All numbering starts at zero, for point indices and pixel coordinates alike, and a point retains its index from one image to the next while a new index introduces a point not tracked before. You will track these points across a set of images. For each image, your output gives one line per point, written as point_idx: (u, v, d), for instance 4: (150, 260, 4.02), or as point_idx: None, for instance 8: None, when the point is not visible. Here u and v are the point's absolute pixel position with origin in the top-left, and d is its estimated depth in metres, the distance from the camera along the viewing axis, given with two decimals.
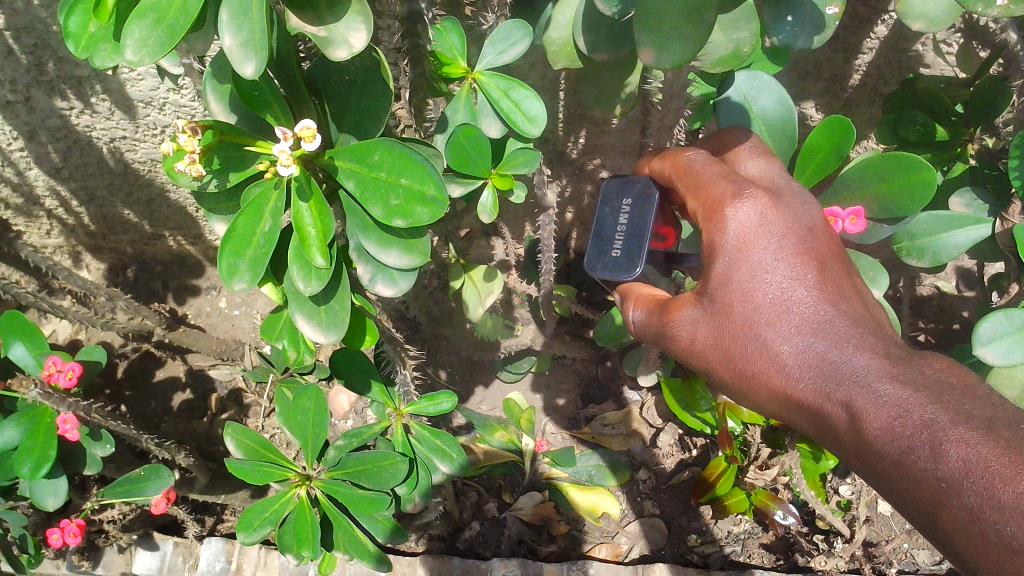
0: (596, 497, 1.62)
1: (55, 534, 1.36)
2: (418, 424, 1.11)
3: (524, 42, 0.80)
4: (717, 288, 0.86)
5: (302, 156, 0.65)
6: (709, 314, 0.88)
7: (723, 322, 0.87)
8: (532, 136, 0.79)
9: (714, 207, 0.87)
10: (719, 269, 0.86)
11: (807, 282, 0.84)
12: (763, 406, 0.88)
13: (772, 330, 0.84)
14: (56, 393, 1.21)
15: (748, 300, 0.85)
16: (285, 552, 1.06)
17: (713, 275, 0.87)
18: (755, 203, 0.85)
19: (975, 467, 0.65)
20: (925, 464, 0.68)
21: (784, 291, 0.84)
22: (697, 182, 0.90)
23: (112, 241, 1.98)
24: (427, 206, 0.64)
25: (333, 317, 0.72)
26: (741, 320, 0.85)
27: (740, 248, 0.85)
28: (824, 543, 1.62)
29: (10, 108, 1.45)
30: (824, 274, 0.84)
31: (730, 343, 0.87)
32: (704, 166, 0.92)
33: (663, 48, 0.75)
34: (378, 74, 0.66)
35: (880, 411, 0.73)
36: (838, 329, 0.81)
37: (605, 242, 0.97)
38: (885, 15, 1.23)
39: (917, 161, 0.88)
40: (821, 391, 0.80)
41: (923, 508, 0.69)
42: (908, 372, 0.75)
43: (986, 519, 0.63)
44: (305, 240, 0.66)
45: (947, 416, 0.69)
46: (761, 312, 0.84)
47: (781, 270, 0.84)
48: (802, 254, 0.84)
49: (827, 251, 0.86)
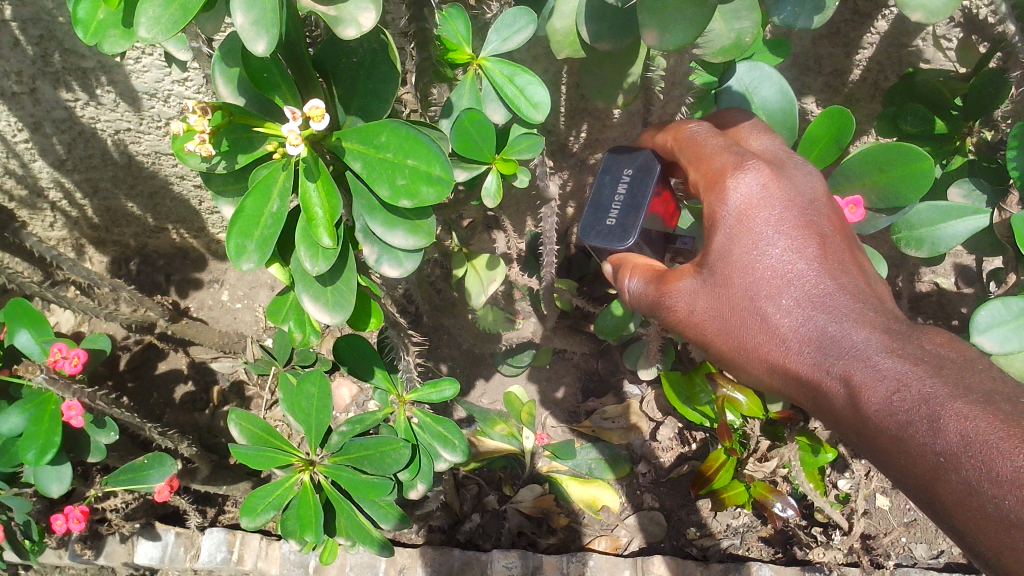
0: (595, 490, 1.64)
1: (59, 520, 1.38)
2: (420, 411, 1.11)
3: (528, 29, 0.81)
4: (718, 260, 0.88)
5: (310, 137, 0.66)
6: (710, 286, 0.89)
7: (723, 294, 0.88)
8: (535, 121, 0.81)
9: (716, 179, 0.88)
10: (719, 241, 0.88)
11: (808, 255, 0.85)
12: (762, 379, 0.89)
13: (772, 303, 0.86)
14: (61, 380, 1.22)
15: (748, 273, 0.86)
16: (288, 537, 1.08)
17: (714, 247, 0.88)
18: (757, 174, 0.86)
19: (973, 441, 0.67)
20: (923, 437, 0.70)
21: (785, 264, 0.85)
22: (699, 155, 0.91)
23: (115, 234, 1.99)
24: (433, 186, 0.65)
25: (339, 297, 0.73)
26: (742, 292, 0.87)
27: (740, 220, 0.86)
28: (822, 536, 1.63)
29: (15, 99, 1.46)
30: (826, 248, 0.85)
31: (729, 315, 0.89)
32: (707, 139, 0.93)
33: (667, 31, 0.76)
34: (384, 55, 0.67)
35: (879, 385, 0.75)
36: (838, 302, 0.83)
37: (601, 209, 0.99)
38: (886, 10, 1.24)
39: (915, 151, 0.89)
40: (820, 365, 0.82)
41: (922, 482, 0.71)
42: (907, 346, 0.77)
43: (983, 492, 0.65)
44: (312, 221, 0.67)
45: (946, 390, 0.71)
46: (761, 285, 0.86)
47: (782, 243, 0.86)
48: (803, 227, 0.86)
49: (828, 225, 0.87)
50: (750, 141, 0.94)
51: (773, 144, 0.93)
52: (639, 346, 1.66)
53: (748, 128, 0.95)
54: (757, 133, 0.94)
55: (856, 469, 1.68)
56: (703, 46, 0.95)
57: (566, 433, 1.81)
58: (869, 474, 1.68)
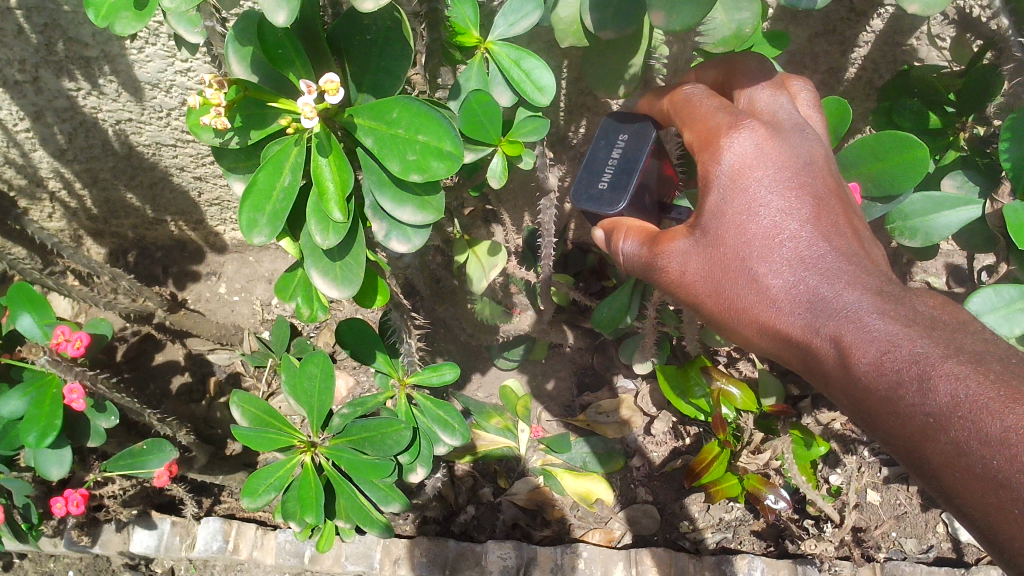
0: (589, 483, 1.63)
1: (58, 504, 1.38)
2: (421, 394, 1.13)
3: (534, 14, 0.82)
4: (711, 220, 0.91)
5: (323, 112, 0.69)
6: (701, 247, 0.92)
7: (715, 255, 0.91)
8: (541, 105, 0.83)
9: (710, 138, 0.92)
10: (713, 202, 0.90)
11: (801, 217, 0.88)
12: (752, 340, 0.92)
13: (764, 264, 0.88)
14: (63, 362, 1.23)
15: (740, 234, 0.89)
16: (290, 519, 1.10)
17: (708, 208, 0.91)
18: (751, 134, 0.90)
19: (963, 400, 0.70)
20: (912, 399, 0.73)
21: (777, 225, 0.88)
22: (694, 116, 0.95)
23: (114, 225, 2.00)
24: (444, 161, 0.67)
25: (348, 273, 0.75)
26: (733, 253, 0.89)
27: (734, 180, 0.89)
28: (814, 529, 1.63)
29: (18, 88, 1.47)
30: (819, 210, 0.88)
31: (719, 275, 0.91)
32: (703, 101, 0.96)
33: (673, 12, 0.78)
34: (397, 32, 0.69)
35: (870, 346, 0.78)
36: (829, 263, 0.85)
37: (595, 173, 1.03)
38: (882, 9, 1.26)
39: (910, 138, 0.92)
40: (810, 326, 0.84)
41: (910, 442, 0.74)
42: (898, 308, 0.80)
43: (972, 453, 0.68)
44: (324, 194, 0.69)
45: (936, 351, 0.74)
46: (752, 245, 0.88)
47: (774, 204, 0.89)
48: (797, 190, 0.89)
49: (823, 188, 0.90)
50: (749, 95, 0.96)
51: (775, 101, 0.95)
52: (634, 340, 1.68)
53: (755, 80, 0.97)
54: (762, 88, 0.96)
55: (848, 463, 1.70)
56: (704, 34, 0.97)
57: (561, 427, 1.82)
58: (861, 469, 1.70)
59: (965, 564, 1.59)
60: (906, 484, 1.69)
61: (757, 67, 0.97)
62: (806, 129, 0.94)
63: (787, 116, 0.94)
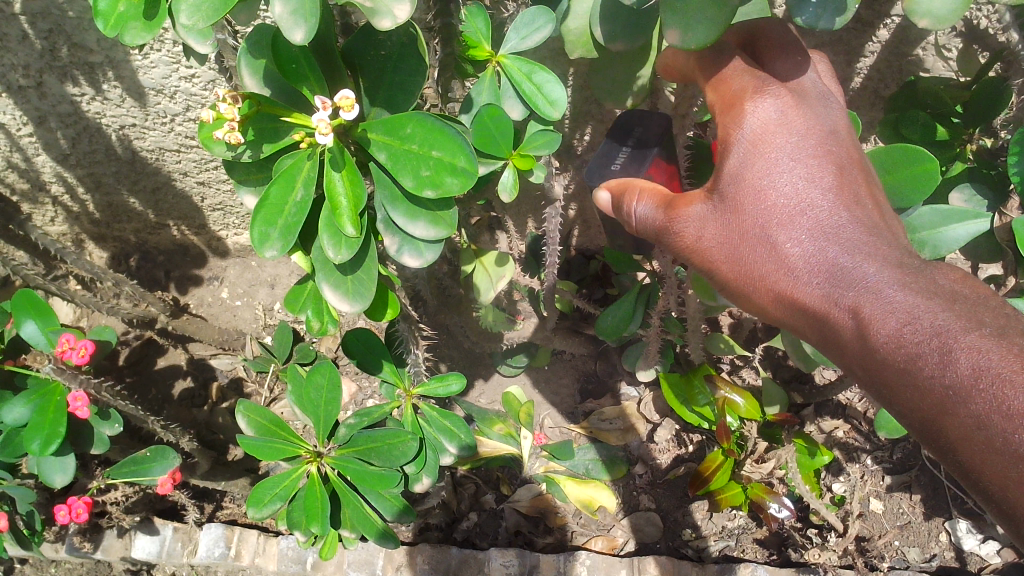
0: (592, 490, 1.63)
1: (61, 511, 1.38)
2: (427, 404, 1.14)
3: (546, 28, 0.82)
4: (730, 185, 0.92)
5: (337, 127, 0.68)
6: (720, 212, 0.93)
7: (734, 220, 0.92)
8: (553, 118, 0.83)
9: (734, 101, 0.92)
10: (733, 167, 0.91)
11: (822, 186, 0.89)
12: (768, 309, 0.93)
13: (783, 231, 0.90)
14: (68, 370, 1.22)
15: (760, 200, 0.90)
16: (294, 528, 1.09)
17: (728, 173, 0.92)
18: (776, 100, 0.91)
19: (983, 372, 0.69)
20: (931, 371, 0.73)
21: (798, 193, 0.90)
22: (718, 78, 0.94)
23: (116, 229, 2.00)
24: (457, 177, 0.66)
25: (359, 287, 0.75)
26: (753, 219, 0.91)
27: (755, 146, 0.91)
28: (817, 537, 1.64)
29: (22, 93, 1.46)
30: (840, 182, 0.90)
31: (737, 242, 0.92)
32: (730, 60, 0.94)
33: (688, 29, 0.78)
34: (413, 48, 0.69)
35: (889, 316, 0.78)
36: (848, 232, 0.87)
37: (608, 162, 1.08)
38: (888, 19, 1.26)
39: (922, 152, 0.91)
40: (829, 296, 0.85)
41: (926, 415, 0.73)
42: (918, 280, 0.80)
43: (993, 426, 0.67)
44: (337, 209, 0.68)
45: (958, 324, 0.73)
46: (773, 212, 0.90)
47: (795, 173, 0.90)
48: (819, 160, 0.90)
49: (844, 161, 0.92)
50: (777, 64, 0.93)
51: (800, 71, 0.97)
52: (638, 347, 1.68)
53: (780, 40, 0.93)
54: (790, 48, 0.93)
55: (851, 472, 1.70)
56: None
57: (564, 433, 1.82)
58: (864, 477, 1.69)
59: (969, 574, 1.58)
60: (909, 492, 1.68)
61: (782, 32, 0.93)
62: (829, 99, 0.96)
63: (811, 86, 0.96)
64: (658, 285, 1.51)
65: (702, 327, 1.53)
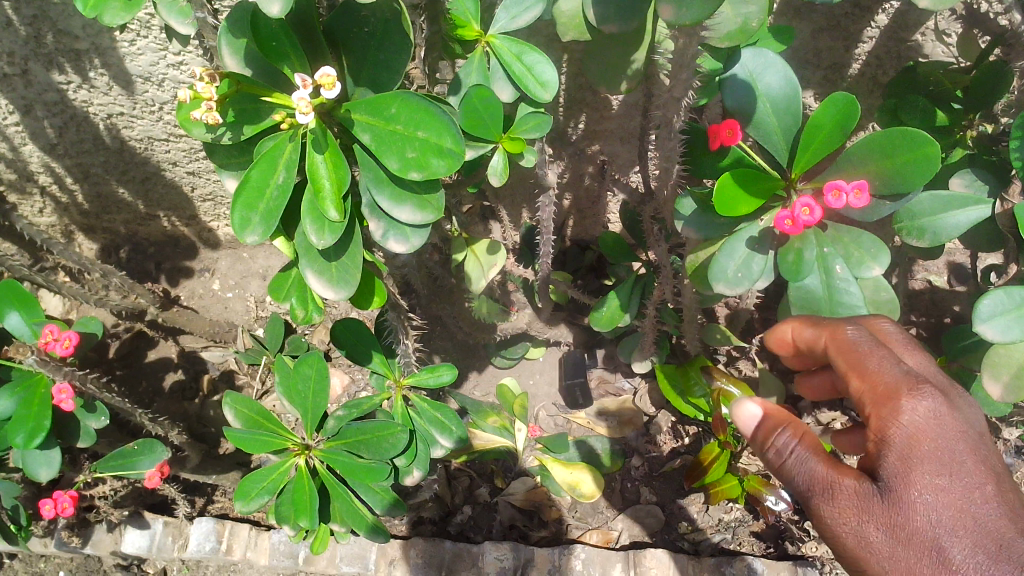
0: (578, 473, 1.62)
1: (47, 506, 1.36)
2: (418, 396, 1.11)
3: (536, 8, 0.80)
4: (893, 466, 0.83)
5: (319, 108, 0.66)
6: (877, 493, 0.83)
7: (892, 502, 0.82)
8: (543, 101, 0.81)
9: (888, 395, 0.86)
10: (896, 452, 0.83)
11: (987, 495, 0.82)
12: None
13: (948, 535, 0.79)
14: (52, 362, 1.20)
15: (932, 473, 0.81)
16: (284, 522, 1.07)
17: (889, 462, 0.83)
18: (936, 402, 0.85)
19: None
20: None
21: (965, 493, 0.81)
22: (866, 365, 0.89)
23: (105, 220, 1.97)
24: (444, 159, 0.64)
25: (344, 274, 0.73)
26: (919, 503, 0.81)
27: (913, 448, 0.83)
28: (816, 530, 1.60)
29: (7, 81, 1.44)
30: (1002, 500, 0.82)
31: (896, 538, 0.81)
32: (867, 343, 0.91)
33: (682, 4, 0.75)
34: (397, 26, 0.66)
35: None
36: (1018, 540, 0.78)
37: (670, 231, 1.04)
38: (888, 4, 1.23)
39: (920, 135, 0.84)
40: None
41: None
42: None
43: None
44: (320, 192, 0.66)
45: None
46: (939, 499, 0.80)
47: (966, 484, 0.82)
48: (987, 490, 0.82)
49: (986, 481, 0.83)
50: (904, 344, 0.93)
51: (927, 417, 0.84)
52: (633, 338, 1.66)
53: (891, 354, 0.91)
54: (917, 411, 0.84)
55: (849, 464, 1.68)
56: (711, 28, 0.95)
57: (558, 426, 1.80)
58: None
59: None
60: None
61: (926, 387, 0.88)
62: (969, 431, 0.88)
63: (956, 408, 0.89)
64: (654, 274, 1.49)
65: (699, 318, 1.51)
